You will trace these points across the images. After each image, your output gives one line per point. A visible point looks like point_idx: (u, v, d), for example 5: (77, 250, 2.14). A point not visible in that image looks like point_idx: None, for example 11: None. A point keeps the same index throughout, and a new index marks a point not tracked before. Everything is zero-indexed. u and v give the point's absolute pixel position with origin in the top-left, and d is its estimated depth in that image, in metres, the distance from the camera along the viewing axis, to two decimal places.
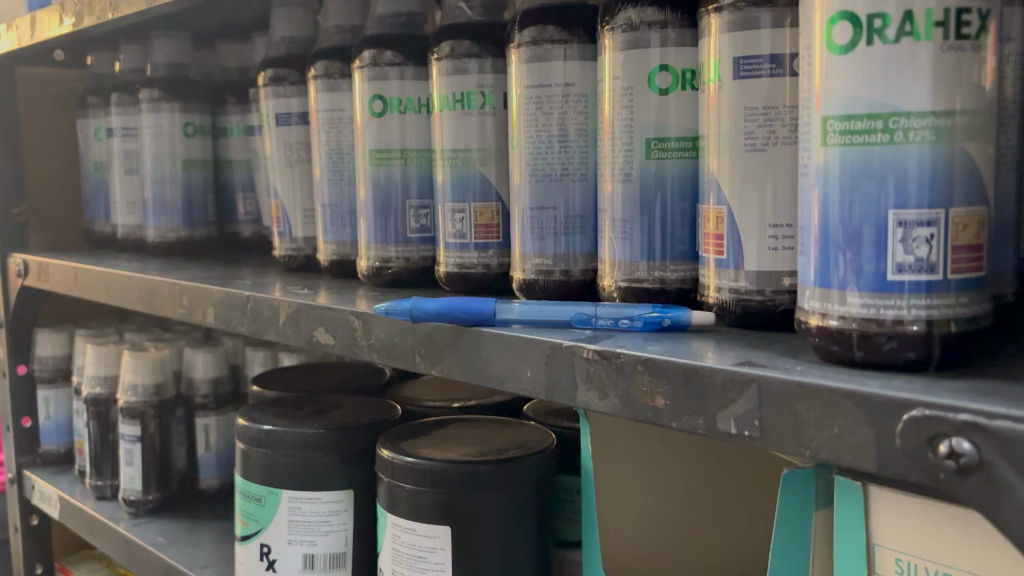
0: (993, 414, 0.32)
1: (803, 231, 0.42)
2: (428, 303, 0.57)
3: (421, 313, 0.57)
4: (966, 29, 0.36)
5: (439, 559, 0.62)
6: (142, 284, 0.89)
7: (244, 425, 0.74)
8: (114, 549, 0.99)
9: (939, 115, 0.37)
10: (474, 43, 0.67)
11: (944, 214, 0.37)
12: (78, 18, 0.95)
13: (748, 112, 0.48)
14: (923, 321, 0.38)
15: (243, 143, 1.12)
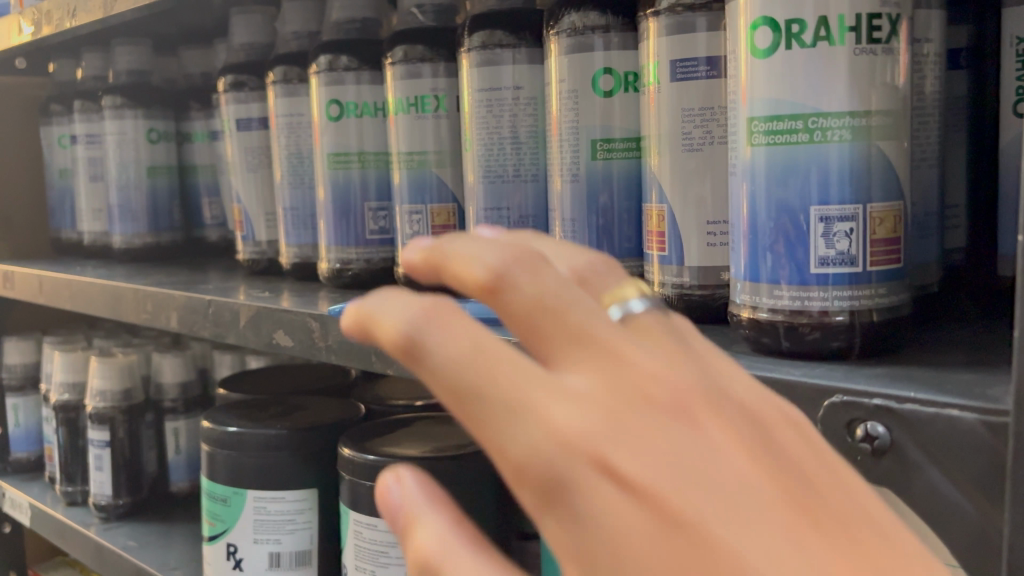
0: (902, 399, 0.35)
1: (733, 228, 0.44)
2: None
3: None
4: (877, 34, 0.39)
5: (399, 554, 0.63)
6: (105, 290, 0.89)
7: (209, 427, 0.74)
8: (85, 553, 0.99)
9: (856, 115, 0.39)
10: (427, 47, 0.68)
11: (863, 209, 0.40)
12: (37, 26, 0.95)
13: (686, 113, 0.49)
14: (847, 311, 0.40)
15: (208, 149, 1.13)
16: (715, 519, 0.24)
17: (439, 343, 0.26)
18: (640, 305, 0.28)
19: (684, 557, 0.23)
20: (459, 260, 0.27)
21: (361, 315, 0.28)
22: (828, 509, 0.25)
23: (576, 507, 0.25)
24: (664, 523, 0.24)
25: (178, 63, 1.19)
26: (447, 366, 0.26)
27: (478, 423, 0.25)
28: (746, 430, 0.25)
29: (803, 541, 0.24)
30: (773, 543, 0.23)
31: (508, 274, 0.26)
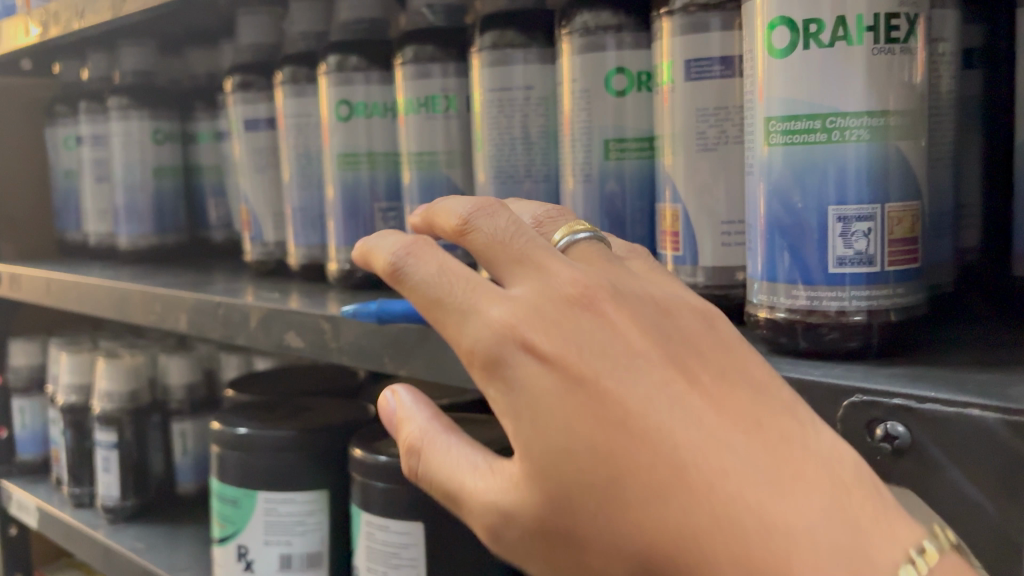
0: (922, 398, 0.34)
1: (750, 228, 0.44)
2: (394, 305, 0.57)
3: (387, 316, 0.57)
4: (895, 33, 0.38)
5: (412, 555, 0.63)
6: (113, 291, 0.89)
7: (219, 429, 0.74)
8: (93, 555, 0.99)
9: (874, 115, 0.39)
10: (437, 48, 0.68)
11: (881, 209, 0.39)
12: (44, 27, 0.95)
13: (700, 112, 0.49)
14: (865, 311, 0.40)
15: (213, 149, 1.13)
16: (609, 376, 0.34)
17: (419, 268, 0.40)
18: (583, 236, 0.43)
19: (585, 405, 0.34)
20: (443, 213, 0.42)
21: (366, 251, 0.43)
22: (698, 369, 0.35)
23: (512, 380, 0.36)
24: (572, 383, 0.34)
25: (182, 63, 1.19)
26: (426, 281, 0.40)
27: (442, 322, 0.39)
28: (641, 320, 0.36)
29: (675, 389, 0.34)
30: (653, 393, 0.34)
31: (474, 221, 0.40)
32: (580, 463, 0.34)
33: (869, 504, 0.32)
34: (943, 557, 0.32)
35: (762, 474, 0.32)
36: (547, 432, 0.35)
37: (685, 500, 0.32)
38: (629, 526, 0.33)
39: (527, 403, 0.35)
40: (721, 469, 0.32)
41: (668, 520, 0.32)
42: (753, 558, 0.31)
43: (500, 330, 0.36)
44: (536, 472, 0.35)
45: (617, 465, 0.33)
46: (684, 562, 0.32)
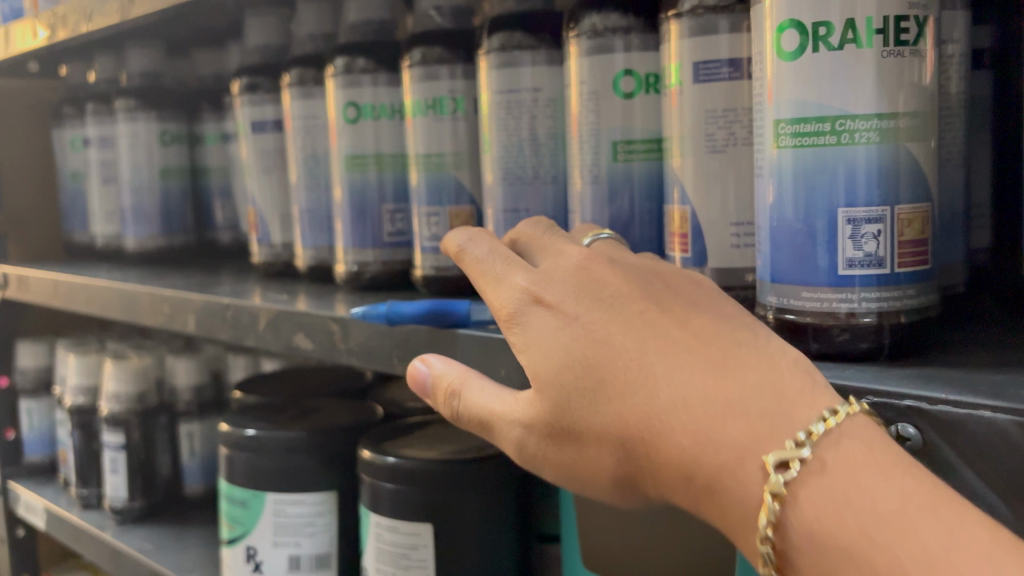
0: (934, 401, 0.35)
1: (760, 229, 0.44)
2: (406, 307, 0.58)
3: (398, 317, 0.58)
4: (905, 36, 0.38)
5: (422, 556, 0.63)
6: (121, 293, 0.89)
7: (228, 431, 0.75)
8: (100, 556, 0.99)
9: (883, 117, 0.39)
10: (444, 50, 0.68)
11: (890, 210, 0.40)
12: (52, 30, 0.95)
13: (709, 114, 0.49)
14: (875, 313, 0.40)
15: (220, 151, 1.13)
16: (593, 309, 0.41)
17: (474, 251, 0.50)
18: (605, 236, 0.51)
19: (573, 335, 0.41)
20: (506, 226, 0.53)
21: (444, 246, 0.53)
22: (669, 296, 0.41)
23: (525, 328, 0.43)
24: (564, 322, 0.41)
25: (189, 65, 1.19)
26: (477, 259, 0.49)
27: (484, 288, 0.47)
28: (628, 271, 0.42)
29: (644, 310, 0.40)
30: (627, 317, 0.40)
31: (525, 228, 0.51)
32: (568, 376, 0.40)
33: (802, 383, 0.36)
34: (859, 420, 0.35)
35: (706, 361, 0.37)
36: (546, 354, 0.41)
37: (645, 391, 0.37)
38: (607, 418, 0.39)
39: (534, 338, 0.42)
40: (672, 359, 0.37)
41: (631, 406, 0.38)
42: (698, 426, 0.35)
43: (518, 288, 0.45)
44: (542, 388, 0.42)
45: (594, 369, 0.39)
46: (651, 442, 0.37)
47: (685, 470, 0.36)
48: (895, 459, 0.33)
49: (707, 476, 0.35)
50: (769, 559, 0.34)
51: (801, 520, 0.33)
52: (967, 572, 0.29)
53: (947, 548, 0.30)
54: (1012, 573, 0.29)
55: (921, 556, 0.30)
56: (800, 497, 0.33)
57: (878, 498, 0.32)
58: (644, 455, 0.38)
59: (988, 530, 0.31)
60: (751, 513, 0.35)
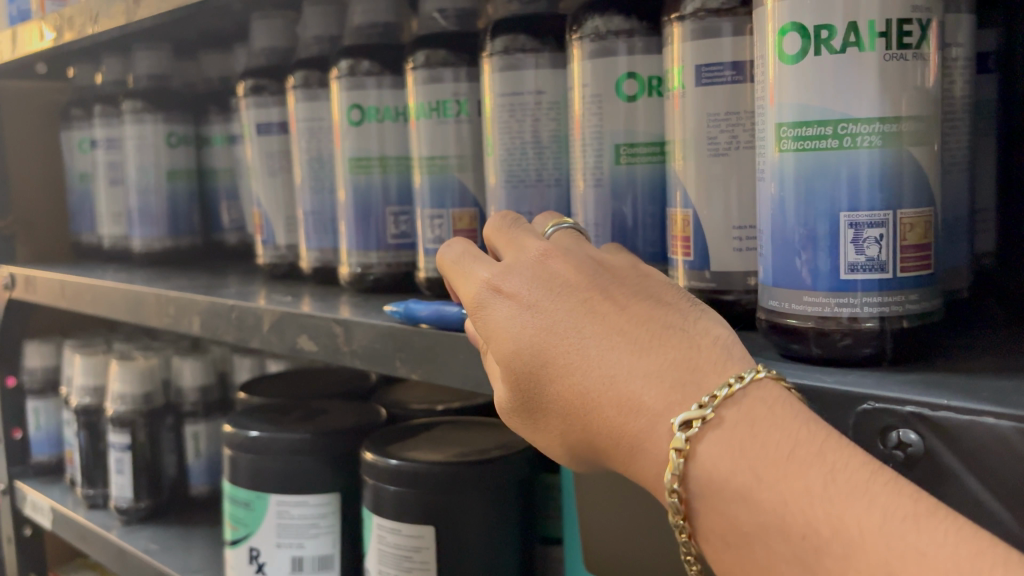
0: (935, 406, 0.35)
1: (761, 233, 0.44)
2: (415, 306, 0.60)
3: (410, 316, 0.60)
4: (908, 39, 0.38)
5: (423, 559, 0.63)
6: (127, 294, 0.90)
7: (232, 432, 0.75)
8: (106, 556, 1.00)
9: (886, 120, 0.38)
10: (448, 52, 0.68)
11: (893, 215, 0.39)
12: (59, 32, 0.96)
13: (711, 118, 0.49)
14: (877, 318, 0.40)
15: (227, 152, 1.13)
16: (533, 288, 0.41)
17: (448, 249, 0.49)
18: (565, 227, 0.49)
19: (514, 315, 0.42)
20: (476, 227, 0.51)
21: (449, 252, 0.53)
22: (614, 282, 0.41)
23: (475, 309, 0.44)
24: (507, 302, 0.42)
25: (196, 67, 1.19)
26: (448, 256, 0.49)
27: (453, 276, 0.48)
28: (579, 259, 0.42)
29: (589, 294, 0.40)
30: (564, 295, 0.40)
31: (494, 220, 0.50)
32: (511, 352, 0.41)
33: (717, 355, 0.37)
34: (765, 383, 0.36)
35: (635, 342, 0.38)
36: (498, 339, 0.42)
37: (576, 366, 0.39)
38: (551, 395, 0.40)
39: (494, 327, 0.42)
40: (607, 340, 0.38)
41: (567, 384, 0.39)
42: (625, 400, 0.37)
43: (481, 278, 0.44)
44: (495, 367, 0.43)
45: (534, 346, 0.40)
46: (585, 412, 0.39)
47: (612, 435, 0.38)
48: (793, 412, 0.35)
49: (630, 441, 0.37)
50: (675, 508, 0.36)
51: (703, 470, 0.35)
52: (843, 506, 0.31)
53: (827, 487, 0.32)
54: (884, 504, 0.31)
55: (804, 494, 0.32)
56: (701, 448, 0.35)
57: (769, 448, 0.34)
58: (578, 425, 0.39)
59: (868, 467, 0.33)
60: (663, 470, 0.36)
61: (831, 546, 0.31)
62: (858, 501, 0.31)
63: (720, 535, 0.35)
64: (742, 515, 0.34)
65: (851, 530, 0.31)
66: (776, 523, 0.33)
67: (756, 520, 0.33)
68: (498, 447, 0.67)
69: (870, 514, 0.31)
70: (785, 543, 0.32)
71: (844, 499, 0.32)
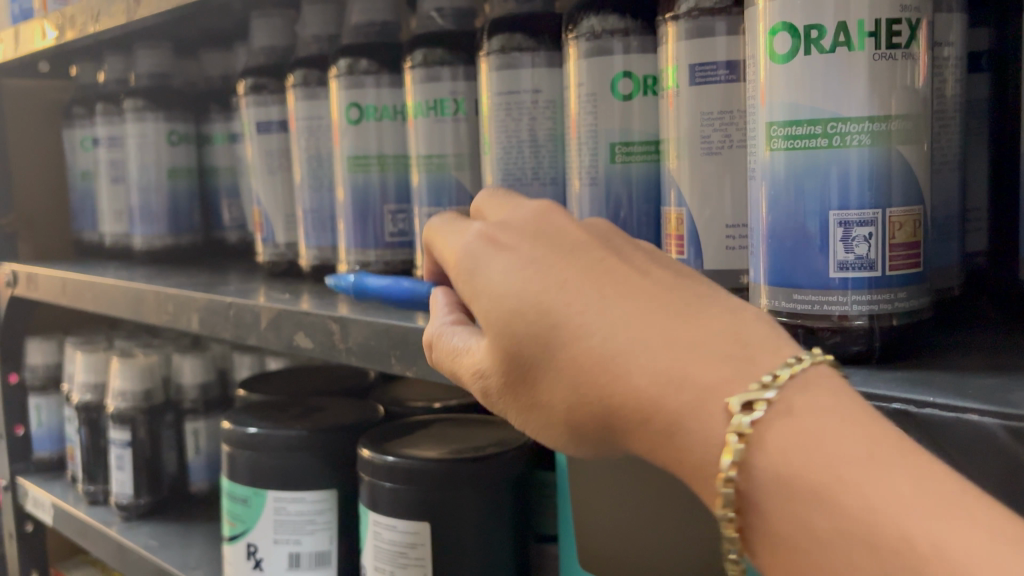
0: (921, 403, 0.35)
1: (753, 231, 0.44)
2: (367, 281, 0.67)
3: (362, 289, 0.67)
4: (897, 39, 0.39)
5: (418, 555, 0.64)
6: (127, 291, 0.90)
7: (229, 428, 0.75)
8: (106, 552, 1.00)
9: (876, 119, 0.39)
10: (446, 51, 0.68)
11: (882, 213, 0.40)
12: (61, 31, 0.96)
13: (705, 117, 0.50)
14: (866, 316, 0.40)
15: (227, 151, 1.13)
16: (539, 248, 0.39)
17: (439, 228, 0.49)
18: None
19: (515, 272, 0.39)
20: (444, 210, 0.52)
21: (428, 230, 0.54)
22: (631, 255, 0.40)
23: (466, 273, 0.41)
24: (509, 260, 0.40)
25: (197, 66, 1.20)
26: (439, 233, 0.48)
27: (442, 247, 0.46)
28: (590, 229, 0.41)
29: (605, 261, 0.39)
30: (578, 259, 0.39)
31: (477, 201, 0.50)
32: (513, 313, 0.38)
33: (765, 330, 0.37)
34: (824, 369, 0.35)
35: (670, 311, 0.37)
36: (496, 295, 0.39)
37: (599, 331, 0.37)
38: (560, 364, 0.38)
39: (488, 284, 0.40)
40: (635, 306, 0.37)
41: (587, 349, 0.37)
42: (659, 366, 0.35)
43: (477, 241, 0.41)
44: (489, 332, 0.40)
45: (540, 306, 0.38)
46: (609, 382, 0.36)
47: (643, 412, 0.36)
48: (865, 413, 0.33)
49: (658, 411, 0.35)
50: (728, 498, 0.34)
51: (767, 460, 0.33)
52: (932, 516, 0.30)
53: (913, 495, 0.30)
54: (978, 520, 0.29)
55: (893, 501, 0.30)
56: (766, 438, 0.33)
57: (847, 447, 0.32)
58: (600, 399, 0.37)
59: (956, 482, 0.31)
60: (710, 453, 0.34)
61: (926, 567, 0.29)
62: (949, 515, 0.30)
63: (785, 540, 0.33)
64: (817, 518, 0.31)
65: (943, 545, 0.29)
66: (856, 530, 0.30)
67: (832, 523, 0.31)
68: (495, 444, 0.68)
69: (962, 527, 0.29)
70: (864, 555, 0.30)
71: (933, 509, 0.30)
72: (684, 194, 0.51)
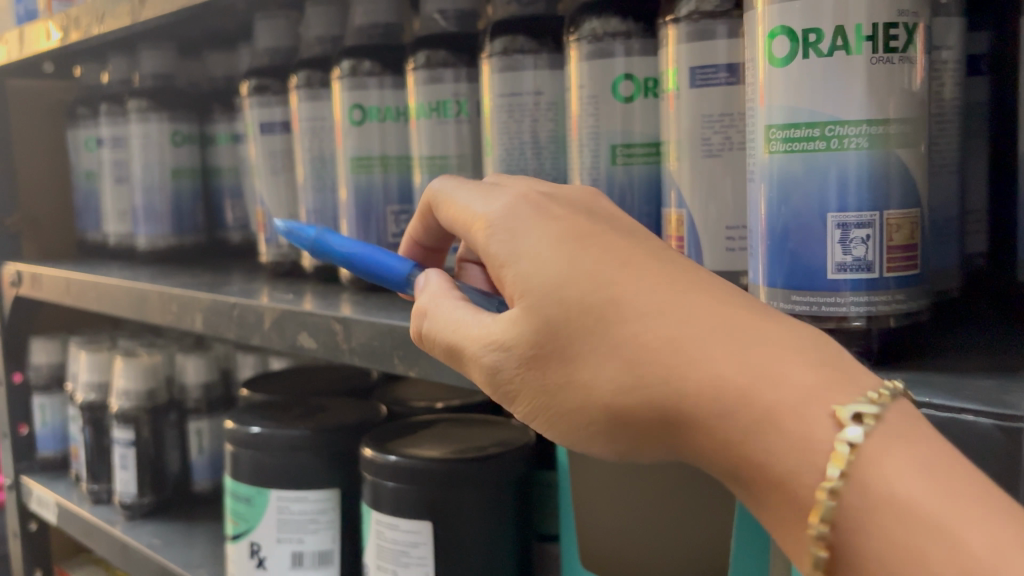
0: (917, 403, 0.36)
1: (752, 233, 0.44)
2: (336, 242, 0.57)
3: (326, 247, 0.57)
4: (894, 43, 0.39)
5: (421, 554, 0.64)
6: (131, 291, 0.90)
7: (233, 428, 0.76)
8: (109, 551, 1.01)
9: (873, 123, 0.39)
10: (449, 53, 0.69)
11: (879, 216, 0.40)
12: (65, 32, 0.96)
13: (705, 119, 0.50)
14: (864, 317, 0.40)
15: (231, 151, 1.14)
16: (599, 234, 0.40)
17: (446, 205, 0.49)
18: None
19: (579, 249, 0.39)
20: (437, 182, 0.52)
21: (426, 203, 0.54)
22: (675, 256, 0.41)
23: (512, 244, 0.41)
24: (570, 238, 0.40)
25: (201, 66, 1.20)
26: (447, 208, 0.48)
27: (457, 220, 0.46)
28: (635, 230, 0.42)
29: (661, 258, 0.40)
30: (638, 251, 0.40)
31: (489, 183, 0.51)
32: (574, 284, 0.38)
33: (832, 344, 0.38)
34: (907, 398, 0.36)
35: (744, 311, 0.37)
36: (553, 265, 0.39)
37: (674, 316, 0.37)
38: (618, 342, 0.38)
39: (539, 254, 0.40)
40: (706, 300, 0.38)
41: (659, 330, 0.37)
42: (746, 358, 0.35)
43: (517, 207, 0.42)
44: (530, 301, 0.39)
45: (604, 283, 0.38)
46: (682, 365, 0.36)
47: (718, 399, 0.35)
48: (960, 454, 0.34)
49: (740, 401, 0.35)
50: (826, 510, 0.33)
51: (877, 478, 0.33)
52: None
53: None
54: None
55: (1010, 543, 0.30)
56: (873, 456, 0.33)
57: (957, 481, 0.32)
58: (663, 384, 0.37)
59: None
60: (801, 459, 0.34)
61: None
62: None
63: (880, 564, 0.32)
64: (931, 550, 0.31)
65: None
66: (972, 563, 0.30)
67: (946, 551, 0.31)
68: (497, 444, 0.68)
69: None
70: None
71: None
72: (684, 195, 0.52)
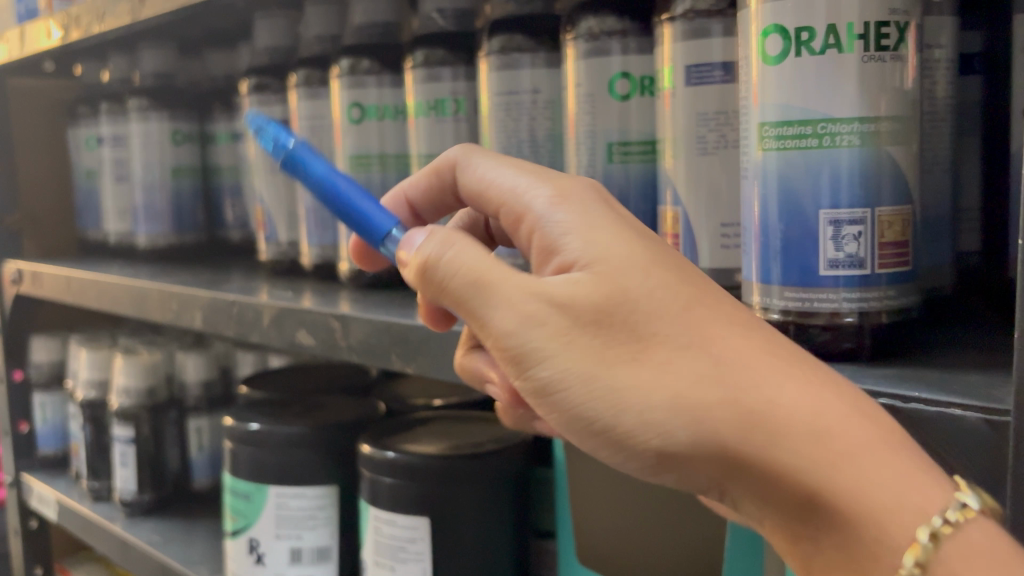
0: (907, 398, 0.37)
1: (746, 231, 0.45)
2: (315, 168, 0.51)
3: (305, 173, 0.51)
4: (885, 41, 0.39)
5: (418, 549, 0.64)
6: (131, 289, 0.91)
7: (232, 424, 0.76)
8: (110, 548, 1.01)
9: (865, 120, 0.39)
10: (447, 52, 0.69)
11: (871, 212, 0.40)
12: (66, 30, 0.97)
13: (701, 117, 0.50)
14: (857, 313, 0.41)
15: (230, 150, 1.14)
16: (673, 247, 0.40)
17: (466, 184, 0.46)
18: None
19: (664, 250, 0.38)
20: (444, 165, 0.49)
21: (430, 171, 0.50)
22: None
23: (588, 218, 0.39)
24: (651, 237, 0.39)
25: (200, 65, 1.20)
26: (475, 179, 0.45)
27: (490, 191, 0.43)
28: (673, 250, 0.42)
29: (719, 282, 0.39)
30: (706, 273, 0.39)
31: None
32: (665, 274, 0.37)
33: None
34: None
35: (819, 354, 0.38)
36: (641, 248, 0.38)
37: (770, 341, 0.37)
38: (707, 340, 0.36)
39: (621, 234, 0.38)
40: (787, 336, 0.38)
41: (759, 344, 0.36)
42: (845, 393, 0.35)
43: (587, 189, 0.40)
44: (611, 267, 0.37)
45: (692, 287, 0.37)
46: (784, 380, 0.35)
47: (818, 420, 0.35)
48: None
49: (844, 430, 0.35)
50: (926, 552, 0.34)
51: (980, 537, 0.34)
52: None
53: None
54: None
55: None
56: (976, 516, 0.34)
57: None
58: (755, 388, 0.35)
59: None
60: (895, 498, 0.34)
61: None
62: None
63: None
64: None
65: None
66: None
67: None
68: (494, 440, 0.68)
69: None
70: None
71: None
72: (680, 192, 0.52)
